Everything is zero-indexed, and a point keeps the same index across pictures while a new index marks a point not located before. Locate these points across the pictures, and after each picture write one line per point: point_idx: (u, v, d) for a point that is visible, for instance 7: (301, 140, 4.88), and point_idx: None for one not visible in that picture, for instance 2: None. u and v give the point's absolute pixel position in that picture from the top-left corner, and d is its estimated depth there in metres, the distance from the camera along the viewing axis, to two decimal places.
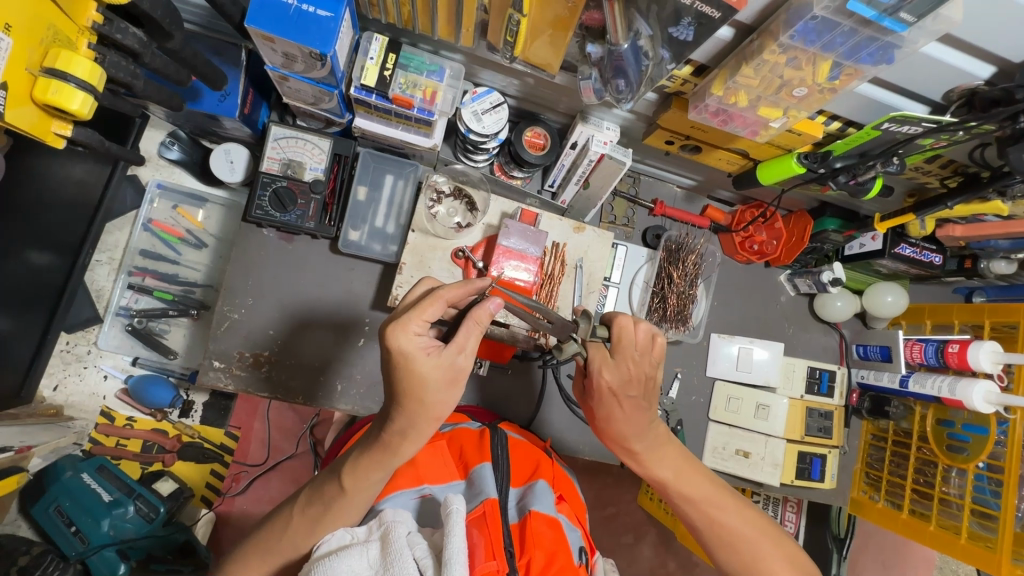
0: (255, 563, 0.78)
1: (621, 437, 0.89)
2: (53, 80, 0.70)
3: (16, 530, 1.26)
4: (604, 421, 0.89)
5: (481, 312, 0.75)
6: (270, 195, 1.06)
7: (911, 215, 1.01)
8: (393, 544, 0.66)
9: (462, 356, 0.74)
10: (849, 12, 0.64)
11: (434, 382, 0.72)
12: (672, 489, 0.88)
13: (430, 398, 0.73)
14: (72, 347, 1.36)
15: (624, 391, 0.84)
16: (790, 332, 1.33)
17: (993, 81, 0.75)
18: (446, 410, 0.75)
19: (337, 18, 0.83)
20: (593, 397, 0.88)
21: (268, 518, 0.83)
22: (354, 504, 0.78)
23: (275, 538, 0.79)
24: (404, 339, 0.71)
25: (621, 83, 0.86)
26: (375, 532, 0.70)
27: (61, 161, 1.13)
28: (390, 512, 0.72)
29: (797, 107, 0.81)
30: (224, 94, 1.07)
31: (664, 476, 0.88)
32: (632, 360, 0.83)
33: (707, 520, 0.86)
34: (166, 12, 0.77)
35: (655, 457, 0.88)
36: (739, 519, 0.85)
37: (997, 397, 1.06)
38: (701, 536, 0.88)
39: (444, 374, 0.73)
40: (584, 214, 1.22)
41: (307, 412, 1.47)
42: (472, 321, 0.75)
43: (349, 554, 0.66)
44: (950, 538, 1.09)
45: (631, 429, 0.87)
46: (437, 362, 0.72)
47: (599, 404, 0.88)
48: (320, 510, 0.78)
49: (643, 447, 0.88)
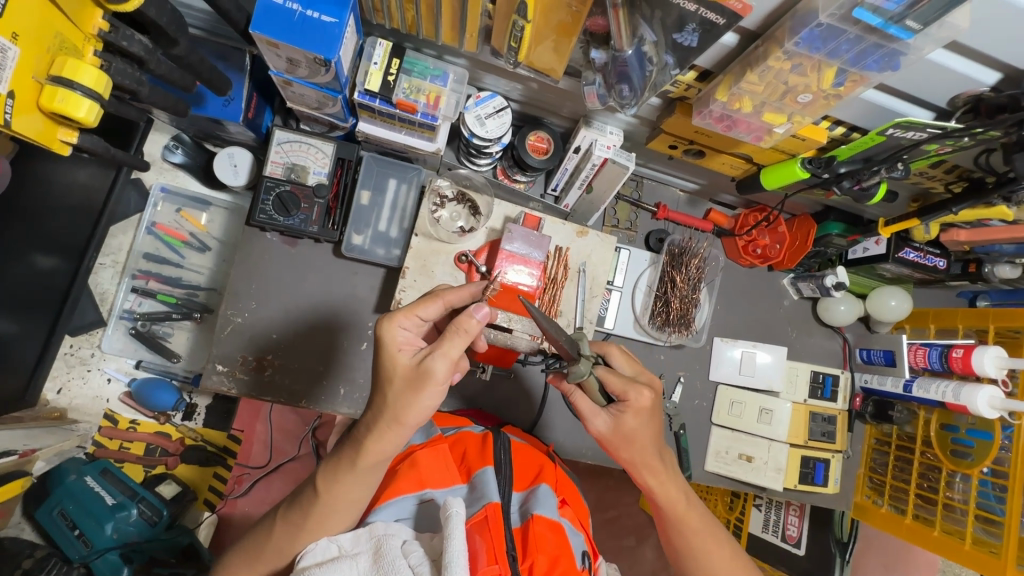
0: (246, 570, 0.79)
1: (640, 462, 0.84)
2: (60, 88, 0.70)
3: (20, 533, 1.27)
4: (630, 446, 0.82)
5: (467, 320, 0.70)
6: (273, 199, 1.06)
7: (916, 220, 1.01)
8: (387, 555, 0.67)
9: (428, 359, 0.70)
10: (855, 20, 0.64)
11: (399, 378, 0.71)
12: (672, 520, 0.86)
13: (391, 397, 0.71)
14: (76, 350, 1.36)
15: (657, 406, 0.82)
16: (794, 336, 1.33)
17: (998, 87, 0.74)
18: (408, 414, 0.71)
19: (341, 24, 0.82)
20: (630, 422, 0.80)
21: (258, 523, 0.82)
22: (338, 510, 0.76)
23: (262, 545, 0.78)
24: (386, 328, 0.74)
25: (625, 88, 0.85)
26: (364, 543, 0.71)
27: (67, 166, 1.13)
28: (381, 524, 0.72)
29: (802, 113, 0.81)
30: (228, 98, 1.06)
31: (668, 506, 0.86)
32: (639, 371, 0.86)
33: (697, 558, 0.85)
34: (171, 19, 0.77)
35: (668, 489, 0.85)
36: (729, 564, 0.85)
37: (1002, 402, 1.05)
38: (681, 563, 0.87)
39: (408, 373, 0.71)
40: (587, 218, 1.22)
41: (309, 414, 1.47)
42: (458, 330, 0.70)
43: (337, 566, 0.67)
44: (954, 544, 1.09)
45: (647, 455, 0.83)
46: (409, 359, 0.72)
47: (636, 427, 0.80)
48: (301, 518, 0.76)
49: (657, 479, 0.85)
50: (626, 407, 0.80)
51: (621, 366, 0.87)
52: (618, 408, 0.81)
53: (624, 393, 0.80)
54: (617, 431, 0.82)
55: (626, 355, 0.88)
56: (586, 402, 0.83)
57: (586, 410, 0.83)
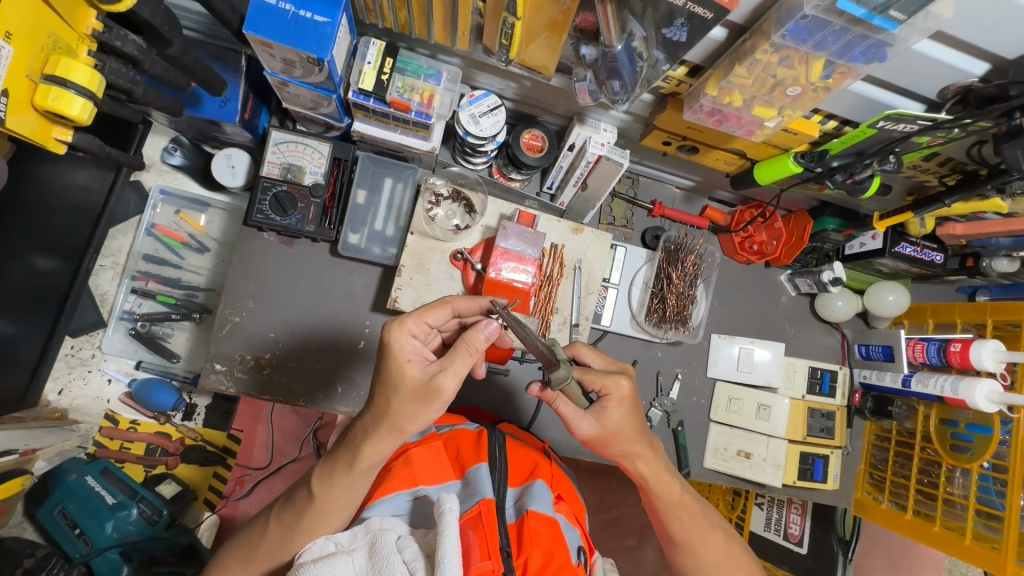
0: (239, 569, 0.79)
1: (631, 453, 0.83)
2: (54, 87, 0.71)
3: (22, 533, 1.27)
4: (618, 439, 0.81)
5: (475, 336, 0.70)
6: (270, 199, 1.07)
7: (909, 213, 1.00)
8: (381, 551, 0.67)
9: (439, 375, 0.70)
10: (840, 11, 0.65)
11: (406, 389, 0.71)
12: (664, 511, 0.86)
13: (395, 405, 0.71)
14: (77, 351, 1.38)
15: (637, 395, 0.82)
16: (792, 332, 1.33)
17: (987, 78, 0.75)
18: (410, 424, 0.72)
19: (333, 24, 0.83)
20: (615, 413, 0.80)
21: (252, 520, 0.82)
22: (331, 510, 0.76)
23: (254, 544, 0.79)
24: (395, 334, 0.73)
25: (616, 83, 0.86)
26: (360, 540, 0.71)
27: (66, 168, 1.14)
28: (377, 520, 0.72)
29: (792, 106, 0.82)
30: (224, 99, 1.08)
31: (661, 499, 0.85)
32: (610, 362, 0.87)
33: (689, 549, 0.86)
34: (165, 20, 0.78)
35: (662, 479, 0.85)
36: (721, 553, 0.86)
37: (1000, 395, 1.04)
38: (674, 552, 0.88)
39: (417, 387, 0.71)
40: (582, 215, 1.23)
41: (309, 415, 1.48)
42: (467, 346, 0.70)
43: (333, 563, 0.67)
44: (954, 539, 1.08)
45: (635, 442, 0.82)
46: (418, 371, 0.71)
47: (619, 419, 0.80)
48: (295, 519, 0.76)
49: (650, 468, 0.84)
50: (609, 399, 0.80)
51: (593, 361, 0.87)
52: (601, 403, 0.80)
53: (604, 386, 0.79)
54: (603, 428, 0.80)
55: (596, 352, 0.88)
56: (570, 407, 0.80)
57: (570, 414, 0.80)
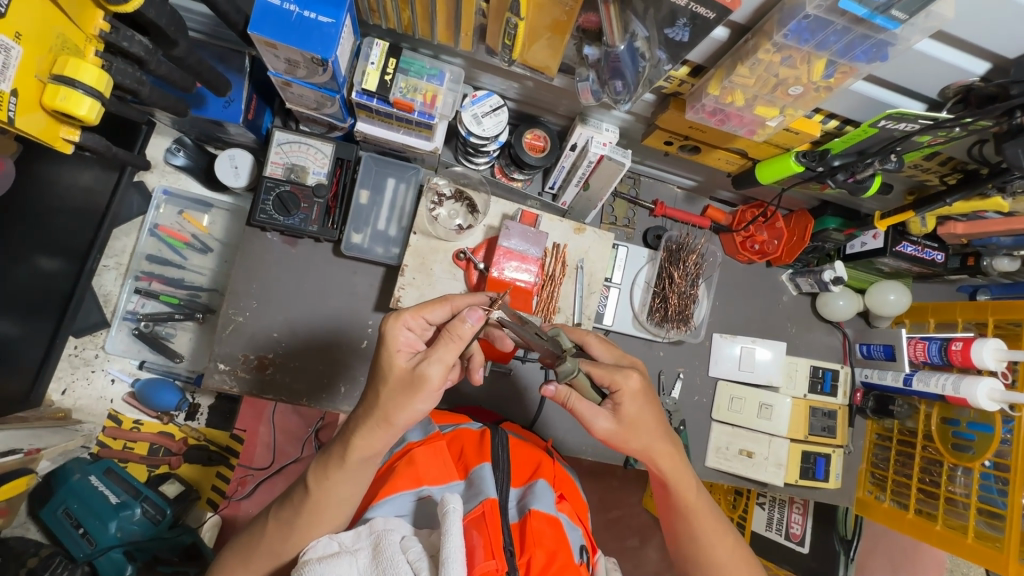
0: (240, 569, 0.79)
1: (652, 447, 0.83)
2: (62, 87, 0.71)
3: (25, 533, 1.28)
4: (638, 435, 0.81)
5: (458, 325, 0.70)
6: (273, 199, 1.08)
7: (910, 212, 1.01)
8: (385, 551, 0.67)
9: (423, 363, 0.70)
10: (842, 10, 0.65)
11: (395, 379, 0.72)
12: (680, 507, 0.86)
13: (383, 396, 0.72)
14: (80, 351, 1.38)
15: (648, 387, 0.83)
16: (793, 332, 1.33)
17: (988, 78, 0.75)
18: (398, 416, 0.71)
19: (337, 25, 0.84)
20: (630, 408, 0.80)
21: (254, 519, 0.83)
22: (328, 507, 0.76)
23: (254, 544, 0.79)
24: (391, 326, 0.75)
25: (619, 84, 0.87)
26: (364, 540, 0.71)
27: (69, 168, 1.15)
28: (381, 520, 0.72)
29: (794, 105, 0.82)
30: (228, 100, 1.08)
31: (678, 494, 0.86)
32: (620, 356, 0.87)
33: (698, 545, 0.86)
34: (171, 21, 0.79)
35: (681, 474, 0.85)
36: (733, 557, 0.85)
37: (1001, 394, 1.04)
38: (684, 548, 0.87)
39: (403, 376, 0.71)
40: (584, 215, 1.23)
41: (312, 415, 1.49)
42: (451, 336, 0.70)
43: (337, 562, 0.67)
44: (957, 537, 1.09)
45: (657, 437, 0.83)
46: (405, 361, 0.73)
47: (637, 412, 0.81)
48: (292, 515, 0.77)
49: (670, 464, 0.84)
50: (621, 395, 0.80)
51: (602, 354, 0.88)
52: (614, 400, 0.81)
53: (614, 382, 0.80)
54: (622, 423, 0.80)
55: (604, 344, 0.89)
56: (584, 404, 0.79)
57: (585, 411, 0.79)
